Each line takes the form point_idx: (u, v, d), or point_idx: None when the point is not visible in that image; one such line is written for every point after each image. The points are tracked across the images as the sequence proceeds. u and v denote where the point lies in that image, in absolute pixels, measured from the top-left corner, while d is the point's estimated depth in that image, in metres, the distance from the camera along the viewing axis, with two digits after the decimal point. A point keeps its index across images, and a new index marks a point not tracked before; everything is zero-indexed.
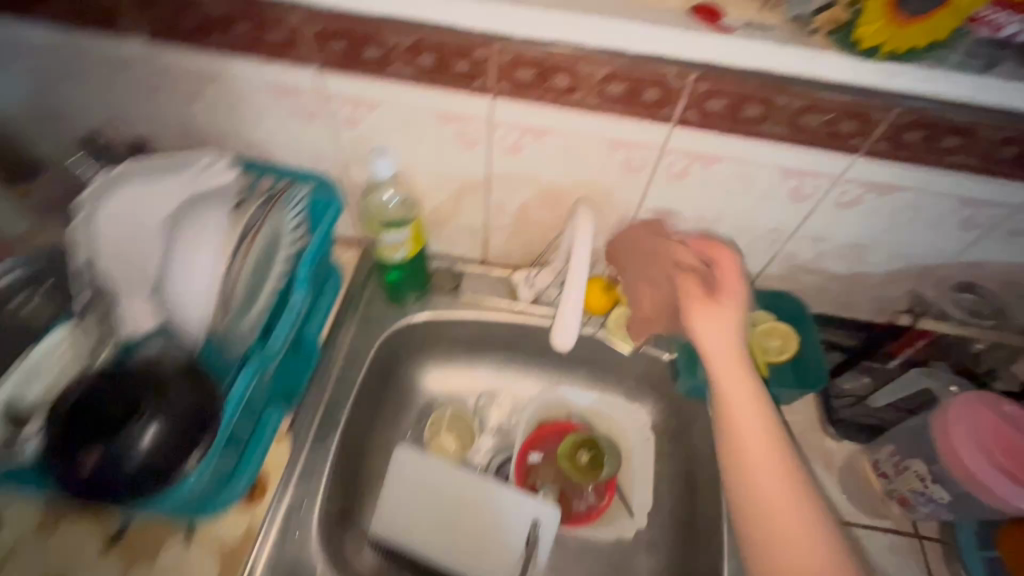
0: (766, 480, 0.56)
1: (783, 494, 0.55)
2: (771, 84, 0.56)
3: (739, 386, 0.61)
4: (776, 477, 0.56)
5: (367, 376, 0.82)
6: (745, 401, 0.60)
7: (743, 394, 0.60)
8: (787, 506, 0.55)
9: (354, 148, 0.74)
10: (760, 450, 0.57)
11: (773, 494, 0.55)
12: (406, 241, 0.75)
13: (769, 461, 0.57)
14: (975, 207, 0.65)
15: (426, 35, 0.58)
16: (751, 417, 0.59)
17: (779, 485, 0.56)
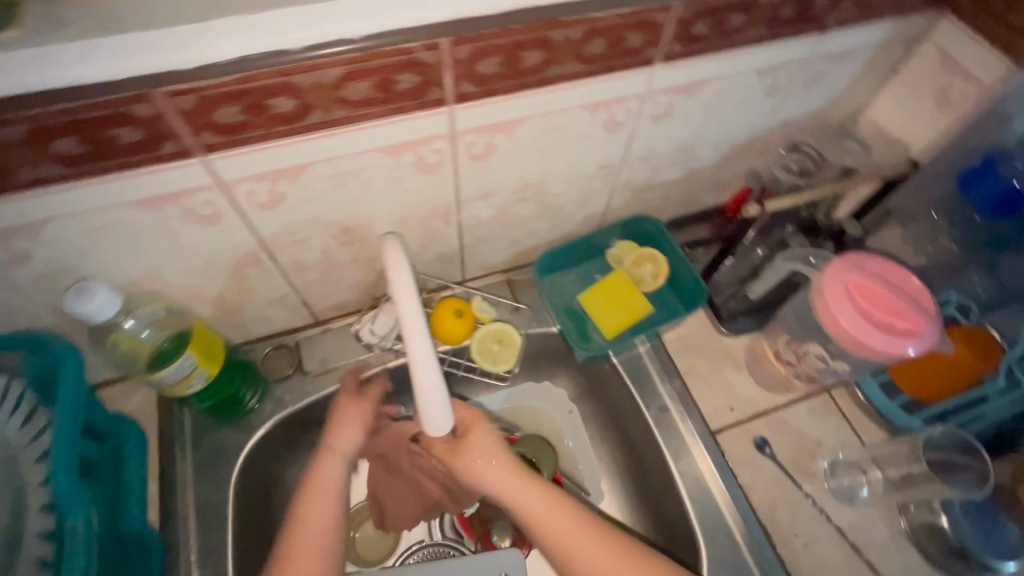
0: (553, 522, 0.58)
1: (584, 530, 0.57)
2: (539, 23, 0.45)
3: (473, 470, 0.62)
4: (563, 517, 0.58)
5: (239, 527, 0.64)
6: (486, 472, 0.61)
7: (480, 466, 0.62)
8: (587, 537, 0.56)
9: (48, 285, 0.51)
10: (532, 505, 0.59)
11: (563, 531, 0.57)
12: (195, 367, 0.56)
13: (552, 507, 0.59)
14: (773, 73, 0.62)
15: (42, 114, 0.37)
16: (500, 480, 0.61)
17: (568, 521, 0.57)
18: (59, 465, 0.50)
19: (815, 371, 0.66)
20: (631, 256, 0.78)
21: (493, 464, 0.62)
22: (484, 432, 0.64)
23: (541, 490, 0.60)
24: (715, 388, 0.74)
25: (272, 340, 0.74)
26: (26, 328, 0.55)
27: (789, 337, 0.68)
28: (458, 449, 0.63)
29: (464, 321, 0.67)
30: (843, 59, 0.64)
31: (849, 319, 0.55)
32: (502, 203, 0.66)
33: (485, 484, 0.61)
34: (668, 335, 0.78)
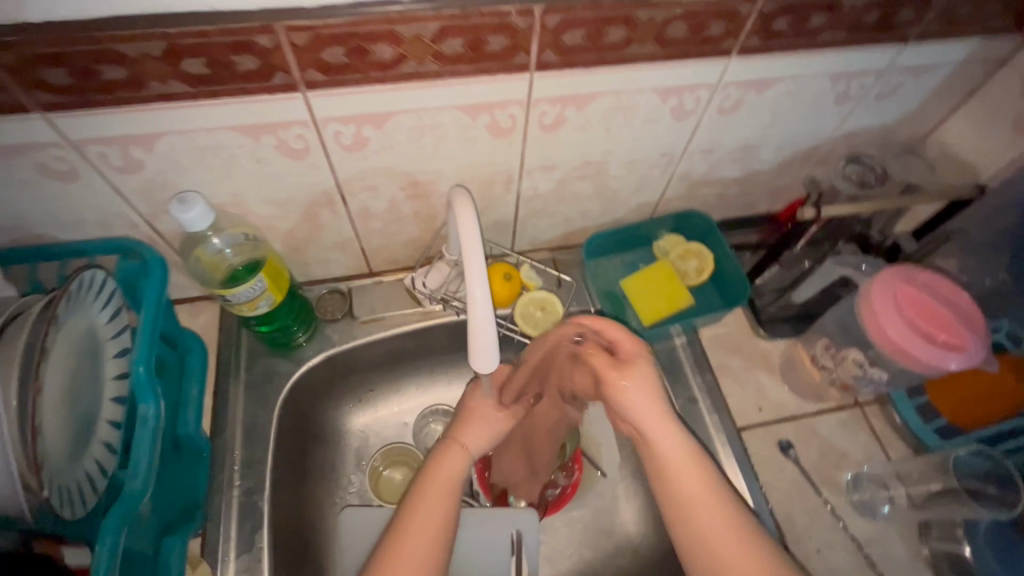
0: (677, 461, 0.51)
1: (707, 487, 0.51)
2: (627, 0, 0.47)
3: (626, 401, 0.53)
4: (685, 457, 0.52)
5: (279, 448, 0.69)
6: (638, 404, 0.53)
7: (631, 399, 0.53)
8: (707, 498, 0.50)
9: (149, 197, 0.56)
10: (671, 451, 0.52)
11: (682, 474, 0.51)
12: (264, 291, 0.61)
13: (681, 453, 0.52)
14: (847, 80, 0.62)
15: (180, 32, 0.42)
16: (648, 415, 0.53)
17: (691, 470, 0.51)
18: (142, 359, 0.55)
19: (851, 379, 0.65)
20: (678, 249, 0.79)
21: (646, 396, 0.53)
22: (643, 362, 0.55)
23: (679, 436, 0.52)
24: (746, 387, 0.75)
25: (327, 284, 0.78)
26: (121, 234, 0.61)
27: (828, 342, 0.68)
28: (614, 374, 0.54)
29: (511, 284, 0.72)
30: (920, 74, 0.64)
31: (895, 329, 0.56)
32: (562, 178, 0.68)
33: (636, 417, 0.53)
34: (704, 330, 0.79)
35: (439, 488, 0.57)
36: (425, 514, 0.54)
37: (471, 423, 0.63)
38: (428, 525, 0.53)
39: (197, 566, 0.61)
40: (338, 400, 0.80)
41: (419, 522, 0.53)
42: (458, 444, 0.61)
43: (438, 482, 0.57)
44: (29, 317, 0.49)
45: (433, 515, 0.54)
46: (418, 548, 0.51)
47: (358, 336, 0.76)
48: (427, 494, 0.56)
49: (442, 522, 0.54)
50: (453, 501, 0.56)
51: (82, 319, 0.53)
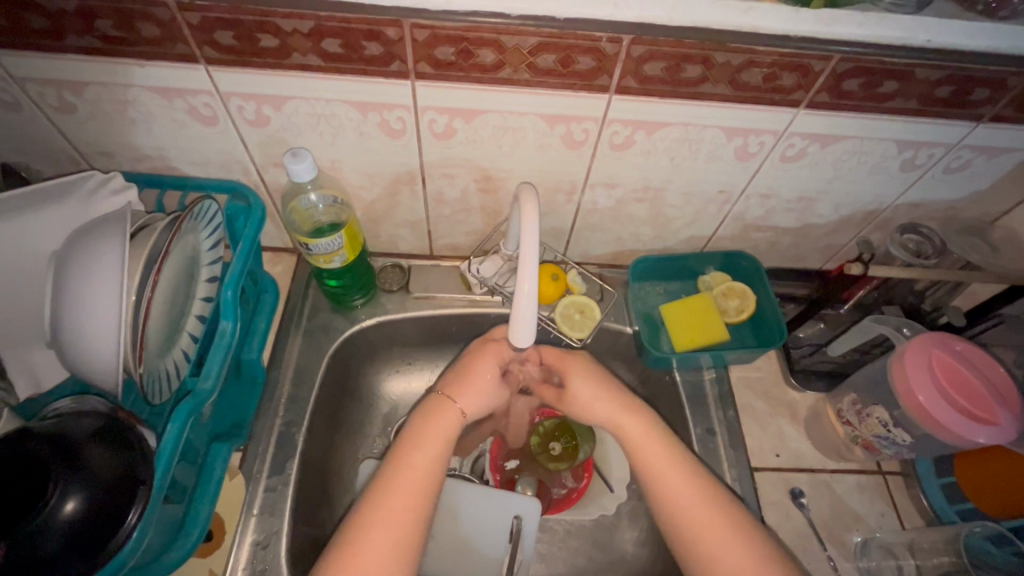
0: (653, 458, 0.63)
1: (682, 473, 0.62)
2: (709, 42, 0.53)
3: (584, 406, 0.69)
4: (666, 458, 0.63)
5: (321, 392, 0.76)
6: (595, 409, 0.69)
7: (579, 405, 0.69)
8: (684, 484, 0.61)
9: (265, 150, 0.66)
10: (639, 445, 0.65)
11: (660, 468, 0.63)
12: (340, 247, 0.68)
13: (648, 447, 0.64)
14: (914, 149, 0.64)
15: (328, 17, 0.51)
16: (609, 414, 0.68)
17: (666, 463, 0.63)
18: (230, 284, 0.63)
19: (873, 438, 0.66)
20: (722, 286, 0.81)
21: (600, 404, 0.68)
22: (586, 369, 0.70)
23: (648, 435, 0.65)
24: (767, 431, 0.76)
25: (390, 258, 0.86)
26: (235, 179, 0.71)
27: (854, 399, 0.69)
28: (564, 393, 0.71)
29: (557, 285, 0.77)
30: (992, 155, 0.65)
31: (925, 391, 0.57)
32: (621, 198, 0.73)
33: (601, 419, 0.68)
34: (734, 369, 0.81)
35: (431, 441, 0.62)
36: (417, 460, 0.60)
37: (467, 381, 0.66)
38: (419, 469, 0.60)
39: (233, 478, 0.68)
40: (378, 364, 0.87)
41: (409, 469, 0.60)
42: (451, 401, 0.66)
43: (431, 435, 0.63)
44: (155, 230, 0.58)
45: (423, 464, 0.60)
46: (401, 497, 0.58)
47: (409, 309, 0.83)
48: (424, 443, 0.62)
49: (428, 474, 0.60)
50: (441, 455, 0.62)
51: (187, 244, 0.61)
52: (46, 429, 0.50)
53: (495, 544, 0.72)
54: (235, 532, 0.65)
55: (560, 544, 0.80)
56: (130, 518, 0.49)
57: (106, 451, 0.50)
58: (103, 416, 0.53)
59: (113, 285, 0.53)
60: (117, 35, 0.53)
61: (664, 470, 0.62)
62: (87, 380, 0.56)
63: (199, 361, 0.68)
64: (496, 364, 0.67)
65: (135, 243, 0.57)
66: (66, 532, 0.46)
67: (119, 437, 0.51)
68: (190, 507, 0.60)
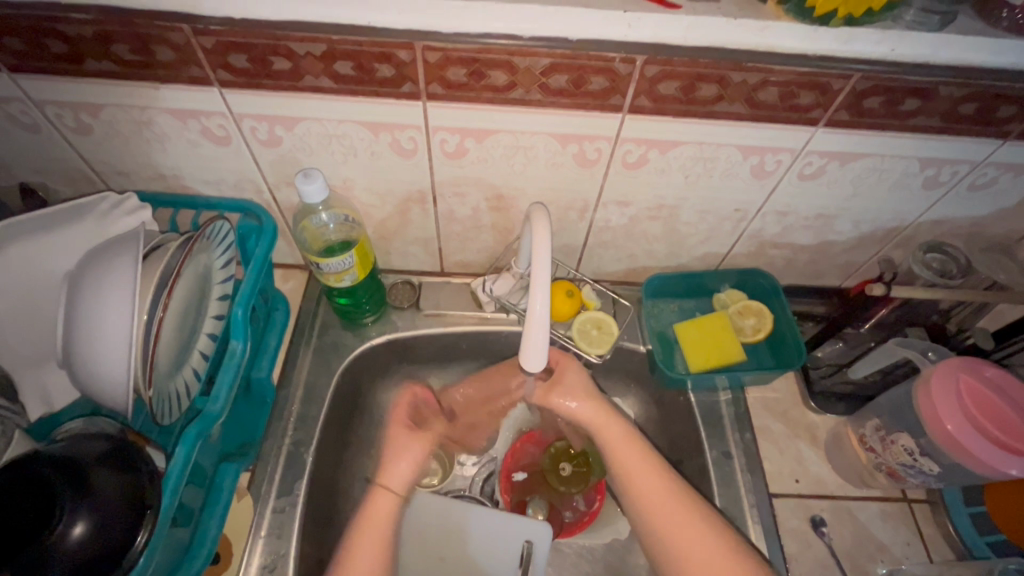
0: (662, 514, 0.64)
1: (694, 526, 0.62)
2: (725, 62, 0.52)
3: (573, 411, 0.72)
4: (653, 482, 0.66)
5: (331, 409, 0.76)
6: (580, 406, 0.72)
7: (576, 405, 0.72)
8: (697, 535, 0.62)
9: (278, 170, 0.66)
10: (647, 488, 0.66)
11: (671, 528, 0.63)
12: (351, 267, 0.68)
13: (663, 503, 0.65)
14: (938, 166, 0.63)
15: (340, 40, 0.51)
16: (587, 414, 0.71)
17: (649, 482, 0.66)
18: (242, 303, 0.63)
19: (898, 466, 0.64)
20: (737, 305, 0.80)
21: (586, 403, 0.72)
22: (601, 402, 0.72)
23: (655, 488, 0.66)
24: (786, 454, 0.73)
25: (401, 275, 0.85)
26: (247, 198, 0.71)
27: (878, 424, 0.66)
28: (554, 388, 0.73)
29: (572, 302, 0.75)
30: (1020, 172, 0.63)
31: (953, 419, 0.54)
32: (635, 216, 0.72)
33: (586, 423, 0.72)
34: (752, 390, 0.79)
35: (375, 527, 0.66)
36: (360, 562, 0.62)
37: (392, 467, 0.70)
38: (363, 572, 0.61)
39: (242, 498, 0.67)
40: (388, 381, 0.87)
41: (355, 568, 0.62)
42: (382, 487, 0.69)
43: (373, 527, 0.66)
44: (168, 250, 0.58)
45: (366, 560, 0.62)
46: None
47: (419, 326, 0.82)
48: (363, 537, 0.64)
49: (373, 567, 0.62)
50: (383, 544, 0.65)
51: (199, 265, 0.61)
52: (54, 452, 0.50)
53: (504, 567, 0.71)
54: (243, 555, 0.64)
55: (572, 569, 0.77)
56: (139, 540, 0.49)
57: (115, 476, 0.50)
58: (111, 440, 0.52)
59: (126, 306, 0.53)
60: (133, 59, 0.53)
61: (637, 477, 0.67)
62: (101, 401, 0.56)
63: (208, 380, 0.67)
64: (412, 454, 0.71)
65: (149, 264, 0.57)
66: (73, 558, 0.45)
67: (127, 459, 0.51)
68: (198, 528, 0.60)
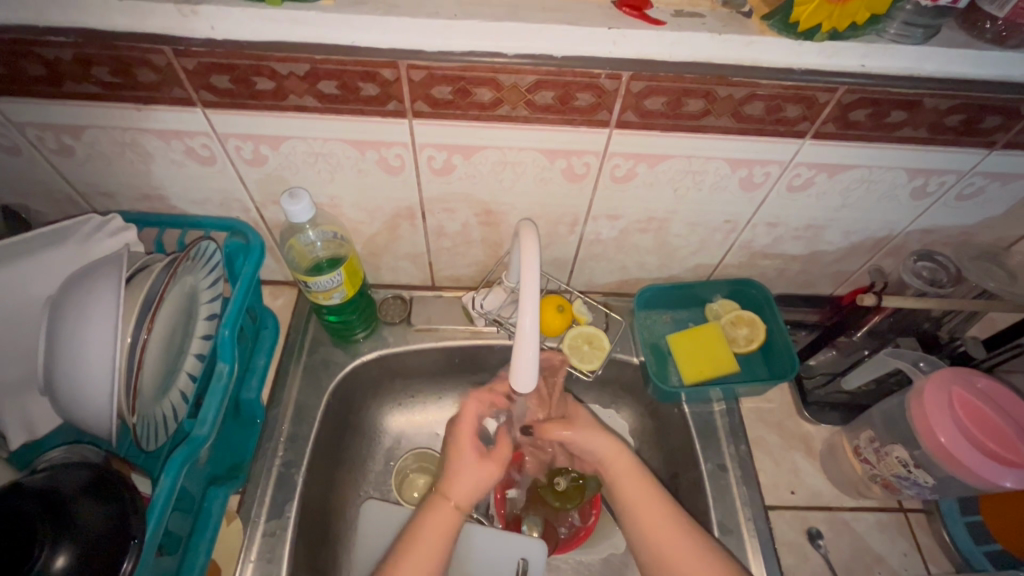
0: (678, 551, 0.61)
1: (693, 549, 0.60)
2: (711, 76, 0.52)
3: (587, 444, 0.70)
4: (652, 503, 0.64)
5: (323, 427, 0.75)
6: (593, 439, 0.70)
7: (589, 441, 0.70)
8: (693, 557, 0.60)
9: (264, 188, 0.66)
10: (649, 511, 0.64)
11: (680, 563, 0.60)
12: (340, 285, 0.67)
13: (663, 528, 0.62)
14: (925, 176, 0.63)
15: (323, 59, 0.50)
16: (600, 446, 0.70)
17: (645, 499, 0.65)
18: (229, 323, 0.63)
19: (893, 477, 0.64)
20: (730, 315, 0.80)
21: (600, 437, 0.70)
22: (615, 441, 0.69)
23: (669, 525, 0.62)
24: (781, 466, 0.73)
25: (392, 290, 0.85)
26: (234, 217, 0.70)
27: (872, 435, 0.66)
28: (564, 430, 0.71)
29: (563, 316, 0.75)
30: (1006, 181, 0.63)
31: (948, 432, 0.54)
32: (625, 228, 0.72)
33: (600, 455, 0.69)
34: (746, 401, 0.78)
35: (444, 512, 0.62)
36: (423, 547, 0.60)
37: (460, 474, 0.64)
38: (425, 558, 0.59)
39: (231, 523, 0.66)
40: (380, 397, 0.86)
41: (419, 549, 0.60)
42: (452, 467, 0.65)
43: (441, 507, 0.62)
44: (152, 273, 0.57)
45: (432, 545, 0.60)
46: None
47: (411, 342, 0.82)
48: (429, 519, 0.62)
49: (438, 546, 0.60)
50: (452, 526, 0.62)
51: (192, 281, 0.62)
52: (35, 481, 0.49)
53: None
54: None
55: None
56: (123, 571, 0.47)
57: (96, 505, 0.48)
58: (92, 469, 0.51)
59: (108, 331, 0.52)
60: (114, 80, 0.53)
61: (639, 496, 0.65)
62: (85, 428, 0.55)
63: (197, 402, 0.67)
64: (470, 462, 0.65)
65: (132, 287, 0.56)
66: None
67: (110, 488, 0.50)
68: (185, 554, 0.59)
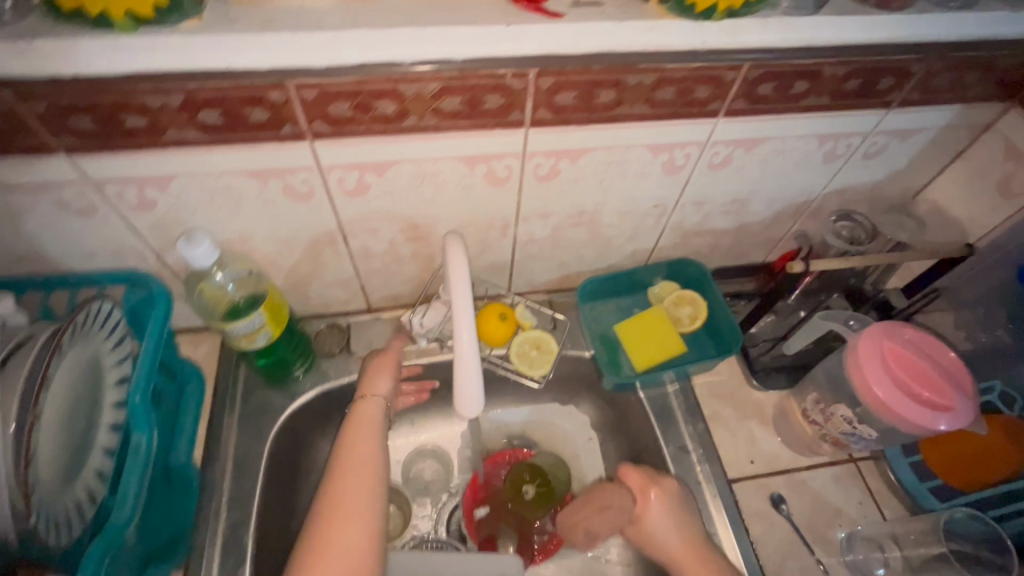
0: None
1: None
2: (619, 65, 0.50)
3: (653, 518, 0.64)
4: None
5: (270, 477, 0.70)
6: (661, 516, 0.64)
7: (652, 519, 0.64)
8: None
9: (160, 233, 0.59)
10: None
11: None
12: (263, 325, 0.62)
13: None
14: (833, 140, 0.65)
15: (198, 87, 0.45)
16: (668, 523, 0.63)
17: None
18: (139, 388, 0.56)
19: (841, 435, 0.66)
20: (672, 296, 0.80)
21: (672, 519, 0.63)
22: (683, 506, 0.65)
23: None
24: (739, 437, 0.74)
25: (327, 319, 0.80)
26: (131, 267, 0.63)
27: (818, 396, 0.69)
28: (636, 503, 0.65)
29: (507, 324, 0.73)
30: (906, 136, 0.67)
31: (881, 384, 0.56)
32: (558, 225, 0.70)
33: (661, 538, 0.63)
34: (698, 378, 0.79)
35: (369, 427, 0.63)
36: (353, 494, 0.55)
37: (376, 375, 0.69)
38: (359, 506, 0.54)
39: None
40: (329, 433, 0.81)
41: (355, 462, 0.58)
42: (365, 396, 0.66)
43: (362, 426, 0.62)
44: (35, 346, 0.50)
45: (365, 443, 0.60)
46: (349, 490, 0.55)
47: (353, 371, 0.77)
48: (359, 431, 0.61)
49: (373, 453, 0.60)
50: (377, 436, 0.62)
51: (88, 347, 0.56)
52: None
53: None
54: None
55: None
56: None
57: None
58: None
59: None
60: None
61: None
62: None
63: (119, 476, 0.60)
64: (395, 368, 0.70)
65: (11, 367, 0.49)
66: None
67: None
68: None
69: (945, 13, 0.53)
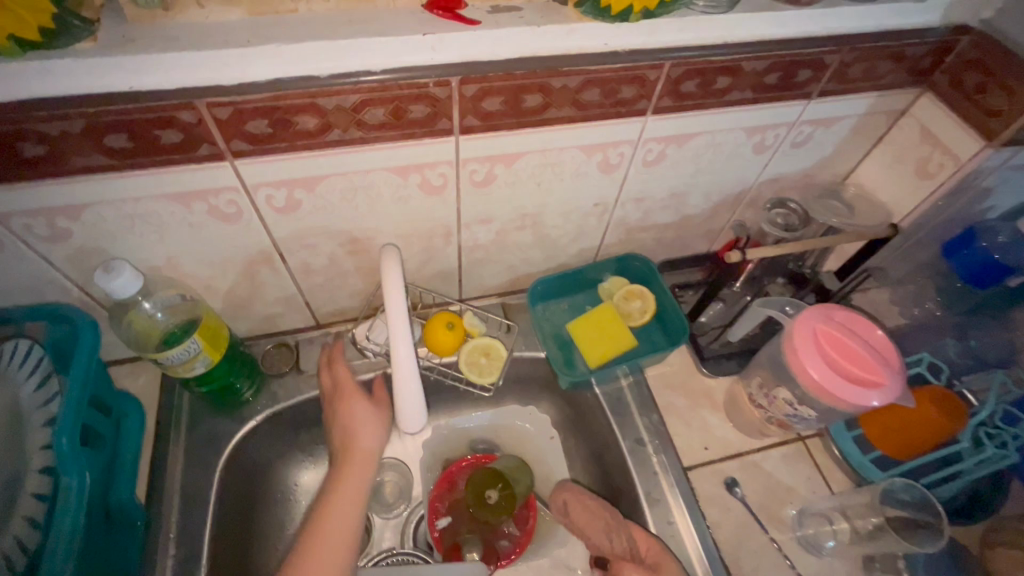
0: None
1: None
2: (542, 70, 0.51)
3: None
4: None
5: (223, 505, 0.68)
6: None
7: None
8: None
9: (79, 264, 0.56)
10: None
11: None
12: (199, 352, 0.60)
13: None
14: (761, 132, 0.67)
15: (100, 112, 0.43)
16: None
17: None
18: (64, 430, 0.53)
19: (784, 417, 0.69)
20: (621, 291, 0.81)
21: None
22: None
23: None
24: (693, 425, 0.76)
25: (274, 339, 0.78)
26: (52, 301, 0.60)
27: (762, 380, 0.71)
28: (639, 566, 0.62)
29: (454, 334, 0.72)
30: (829, 125, 0.69)
31: (816, 365, 0.58)
32: (501, 229, 0.70)
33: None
34: (651, 370, 0.81)
35: (357, 471, 0.66)
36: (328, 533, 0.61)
37: (355, 415, 0.68)
38: (333, 546, 0.60)
39: None
40: (284, 455, 0.78)
41: (340, 500, 0.63)
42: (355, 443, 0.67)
43: (349, 469, 0.66)
44: None
45: (353, 488, 0.65)
46: (325, 547, 0.60)
47: (304, 390, 0.75)
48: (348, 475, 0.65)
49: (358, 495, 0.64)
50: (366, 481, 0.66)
51: (12, 390, 0.56)
52: None
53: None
54: None
55: None
56: None
57: None
58: None
59: None
60: None
61: None
62: None
63: None
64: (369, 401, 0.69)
65: None
66: None
67: None
68: None
69: (852, 6, 0.56)
